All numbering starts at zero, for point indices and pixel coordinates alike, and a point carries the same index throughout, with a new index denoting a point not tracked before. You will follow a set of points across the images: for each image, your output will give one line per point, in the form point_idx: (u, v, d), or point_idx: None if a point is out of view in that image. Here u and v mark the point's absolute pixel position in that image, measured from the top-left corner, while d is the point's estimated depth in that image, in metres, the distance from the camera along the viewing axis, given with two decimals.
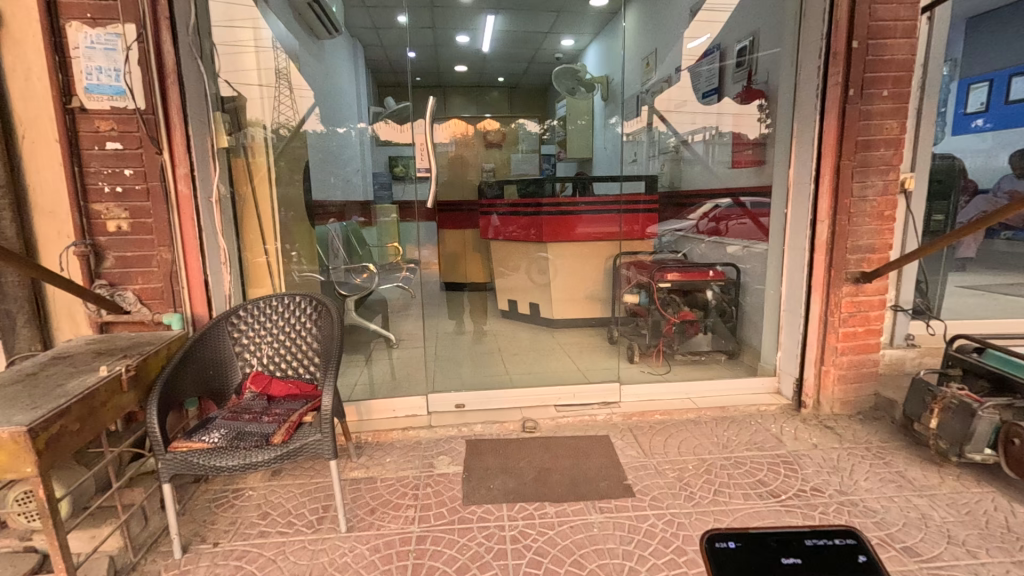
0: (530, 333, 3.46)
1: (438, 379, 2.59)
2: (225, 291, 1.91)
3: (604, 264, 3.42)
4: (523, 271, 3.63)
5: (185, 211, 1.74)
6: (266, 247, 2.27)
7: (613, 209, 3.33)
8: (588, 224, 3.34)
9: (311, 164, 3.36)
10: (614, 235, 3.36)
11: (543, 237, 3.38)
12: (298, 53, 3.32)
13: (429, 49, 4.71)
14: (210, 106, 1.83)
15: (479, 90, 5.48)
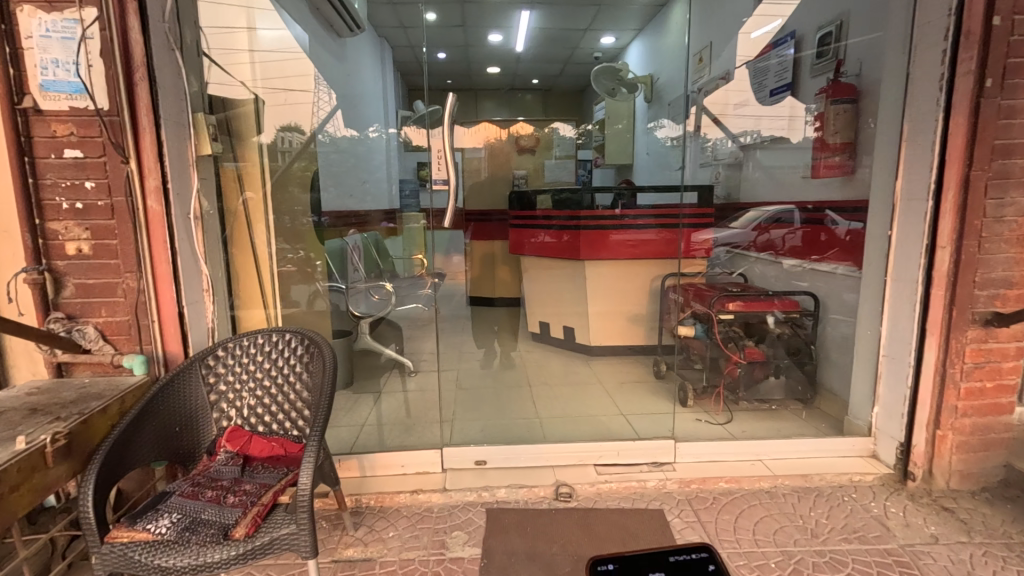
0: (563, 362, 3.09)
1: (458, 420, 2.24)
2: (207, 323, 1.64)
3: (650, 286, 3.02)
4: (557, 291, 3.27)
5: (156, 231, 1.46)
6: (262, 268, 1.98)
7: (660, 223, 2.94)
8: (631, 239, 2.95)
9: (327, 173, 3.08)
10: (660, 253, 2.97)
11: (580, 254, 3.00)
12: (315, 52, 3.06)
13: (459, 50, 4.41)
14: (191, 106, 1.55)
15: (512, 93, 5.15)
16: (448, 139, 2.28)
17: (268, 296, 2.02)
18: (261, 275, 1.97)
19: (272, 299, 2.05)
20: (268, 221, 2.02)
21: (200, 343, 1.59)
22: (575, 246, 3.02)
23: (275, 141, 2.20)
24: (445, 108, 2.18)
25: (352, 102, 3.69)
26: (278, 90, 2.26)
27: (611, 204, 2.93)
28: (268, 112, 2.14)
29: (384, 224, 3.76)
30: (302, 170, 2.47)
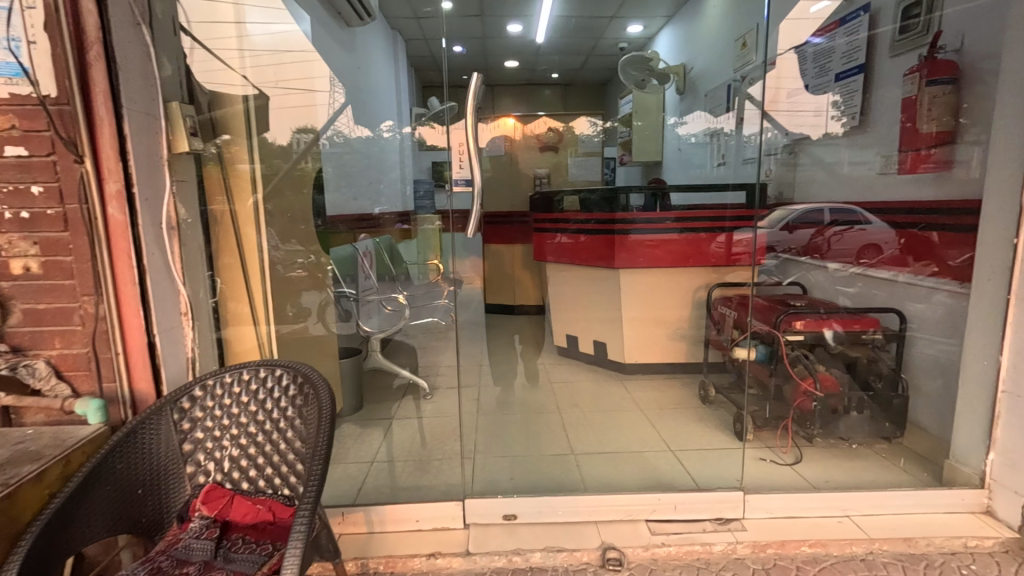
0: (594, 382, 2.79)
1: (480, 457, 1.95)
2: (185, 352, 1.38)
3: (693, 297, 2.72)
4: (587, 302, 2.97)
5: (118, 245, 1.20)
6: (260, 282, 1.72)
7: (701, 230, 2.64)
8: (673, 245, 2.65)
9: (335, 175, 2.81)
10: (705, 262, 2.66)
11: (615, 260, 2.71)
12: (322, 43, 2.79)
13: (476, 42, 4.05)
14: (162, 94, 1.28)
15: (531, 88, 4.74)
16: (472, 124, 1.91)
17: (265, 314, 1.75)
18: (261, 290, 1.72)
19: (274, 317, 1.81)
20: (268, 230, 1.76)
21: (175, 377, 1.33)
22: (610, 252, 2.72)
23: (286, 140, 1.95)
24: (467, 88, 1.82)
25: (362, 98, 3.42)
26: (285, 82, 2.01)
27: (646, 205, 2.64)
28: (274, 106, 1.90)
29: (398, 223, 3.56)
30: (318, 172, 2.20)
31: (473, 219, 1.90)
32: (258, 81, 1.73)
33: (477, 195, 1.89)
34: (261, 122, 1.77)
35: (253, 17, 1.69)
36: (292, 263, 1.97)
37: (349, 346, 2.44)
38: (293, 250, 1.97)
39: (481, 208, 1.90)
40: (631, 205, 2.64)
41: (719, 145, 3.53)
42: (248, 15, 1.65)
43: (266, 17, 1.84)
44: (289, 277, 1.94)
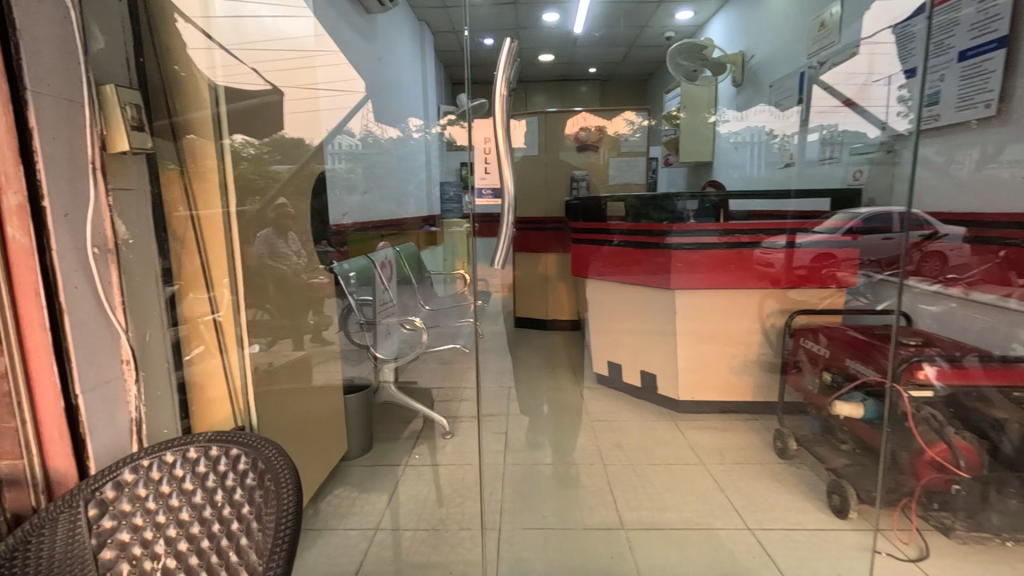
0: (640, 420, 2.38)
1: (507, 537, 1.58)
2: (127, 411, 1.06)
3: (762, 324, 2.28)
4: (633, 326, 2.55)
5: (20, 278, 0.88)
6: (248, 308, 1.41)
7: (745, 243, 2.23)
8: (728, 262, 2.25)
9: (353, 178, 2.52)
10: (767, 284, 2.25)
11: (662, 278, 2.34)
12: (335, 30, 2.44)
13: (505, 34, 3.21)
14: (92, 74, 0.96)
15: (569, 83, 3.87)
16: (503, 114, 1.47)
17: (257, 338, 1.46)
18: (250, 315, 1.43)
19: (265, 344, 1.49)
20: (275, 239, 1.56)
21: (109, 447, 1.01)
22: (654, 265, 2.37)
23: (272, 140, 1.57)
24: (507, 67, 1.41)
25: (381, 93, 3.09)
26: (281, 69, 1.65)
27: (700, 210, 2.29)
28: (274, 98, 1.60)
29: (425, 225, 3.40)
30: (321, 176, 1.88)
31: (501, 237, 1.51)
32: (229, 45, 1.33)
33: (506, 207, 1.52)
34: (242, 123, 1.40)
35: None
36: (287, 287, 1.62)
37: (355, 377, 2.10)
38: (306, 264, 1.73)
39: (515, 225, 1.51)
40: (682, 212, 2.29)
41: (773, 143, 3.16)
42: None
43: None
44: (283, 304, 1.60)
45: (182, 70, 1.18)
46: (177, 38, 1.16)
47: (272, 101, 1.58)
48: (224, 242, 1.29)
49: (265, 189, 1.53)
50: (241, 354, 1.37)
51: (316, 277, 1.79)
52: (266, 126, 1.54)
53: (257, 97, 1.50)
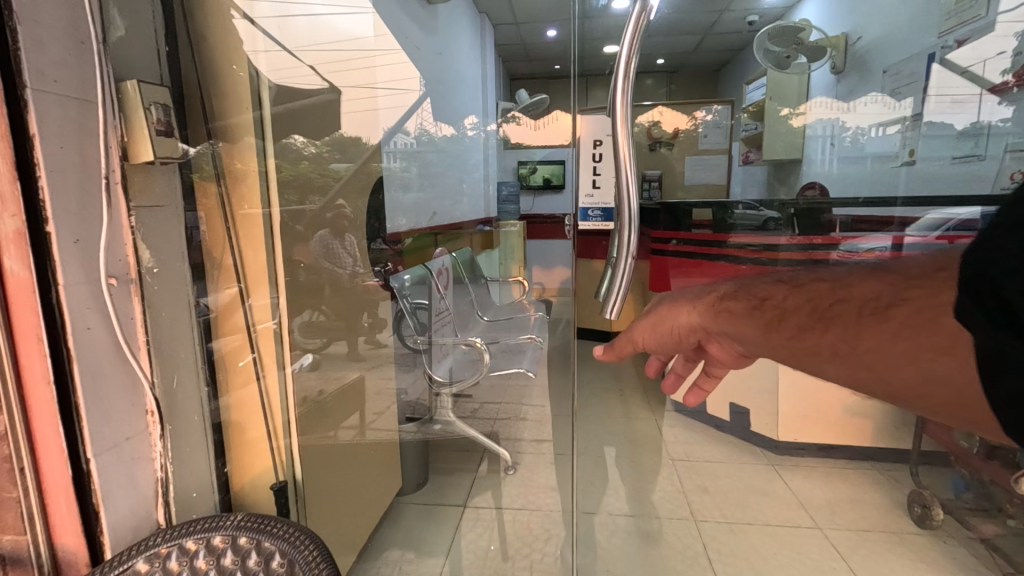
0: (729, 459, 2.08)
1: None
2: (151, 469, 0.88)
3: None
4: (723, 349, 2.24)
5: (21, 320, 0.72)
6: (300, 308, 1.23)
7: (819, 243, 2.14)
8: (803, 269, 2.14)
9: (410, 184, 2.35)
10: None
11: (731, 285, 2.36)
12: (394, 22, 2.24)
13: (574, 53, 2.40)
14: (107, 68, 0.78)
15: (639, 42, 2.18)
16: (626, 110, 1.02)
17: (308, 344, 1.27)
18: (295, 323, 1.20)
19: (319, 346, 1.32)
20: (330, 239, 1.36)
21: (127, 514, 0.84)
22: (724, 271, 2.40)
23: (330, 139, 1.38)
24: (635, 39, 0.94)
25: (441, 90, 2.89)
26: (338, 67, 1.47)
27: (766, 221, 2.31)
28: (331, 100, 1.41)
29: (481, 224, 3.22)
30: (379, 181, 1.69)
31: (619, 278, 1.01)
32: (288, 44, 1.17)
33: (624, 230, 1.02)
34: (303, 124, 1.25)
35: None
36: (341, 311, 1.43)
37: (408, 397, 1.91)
38: (365, 270, 1.54)
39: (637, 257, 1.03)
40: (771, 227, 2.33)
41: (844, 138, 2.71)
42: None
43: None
44: (341, 308, 1.42)
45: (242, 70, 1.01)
46: (231, 35, 0.99)
47: (329, 104, 1.41)
48: (264, 247, 1.08)
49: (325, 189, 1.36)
50: (282, 379, 1.16)
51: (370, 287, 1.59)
52: (323, 125, 1.35)
53: (313, 98, 1.31)
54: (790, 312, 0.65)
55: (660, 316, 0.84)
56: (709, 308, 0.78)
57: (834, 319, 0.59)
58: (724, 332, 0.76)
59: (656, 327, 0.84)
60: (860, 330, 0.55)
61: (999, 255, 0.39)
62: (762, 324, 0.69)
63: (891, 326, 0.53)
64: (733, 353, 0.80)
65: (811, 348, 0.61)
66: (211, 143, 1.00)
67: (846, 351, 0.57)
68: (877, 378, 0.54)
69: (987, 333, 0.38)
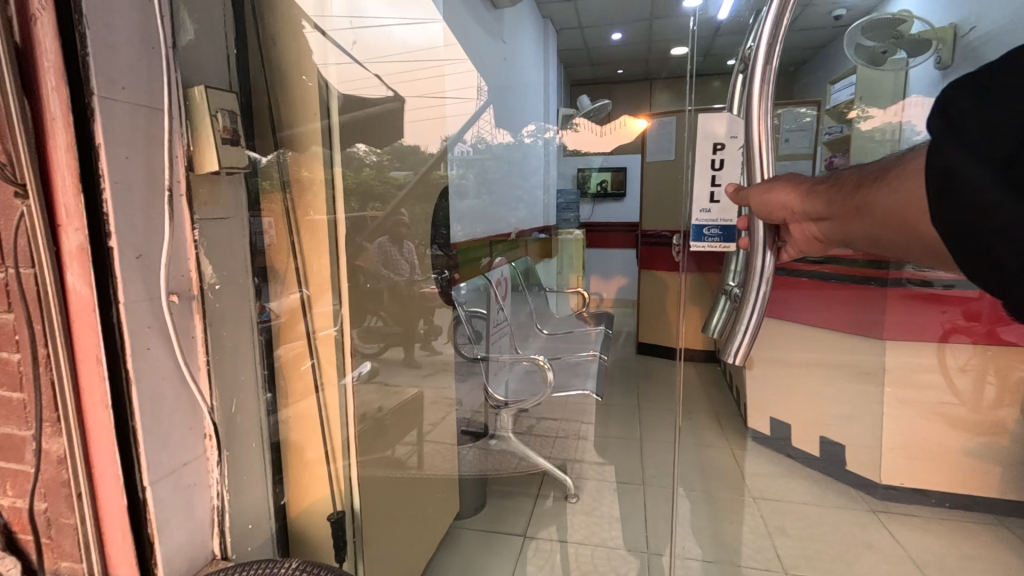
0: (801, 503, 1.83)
1: None
2: (207, 496, 0.84)
3: (976, 379, 1.67)
4: (811, 375, 2.01)
5: (83, 339, 0.69)
6: (363, 312, 1.17)
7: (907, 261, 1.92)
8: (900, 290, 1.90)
9: (471, 193, 2.29)
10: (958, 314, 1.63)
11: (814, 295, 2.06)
12: (461, 27, 2.18)
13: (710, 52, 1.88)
14: (175, 74, 0.74)
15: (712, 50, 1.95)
16: (761, 121, 0.87)
17: (366, 349, 1.20)
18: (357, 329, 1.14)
19: (375, 351, 1.25)
20: (389, 245, 1.30)
21: (183, 544, 0.80)
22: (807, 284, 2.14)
23: (390, 147, 1.32)
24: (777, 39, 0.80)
25: (505, 95, 2.79)
26: (407, 75, 1.42)
27: None
28: (400, 110, 1.37)
29: (537, 232, 3.14)
30: (444, 191, 1.63)
31: (748, 313, 0.87)
32: (360, 56, 1.13)
33: (754, 251, 0.85)
34: (368, 133, 1.20)
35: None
36: (401, 315, 1.37)
37: (465, 406, 1.79)
38: (423, 275, 1.47)
39: (771, 285, 0.87)
40: None
41: None
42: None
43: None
44: (398, 313, 1.36)
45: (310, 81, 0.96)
46: (300, 42, 0.93)
47: (397, 114, 1.36)
48: (328, 246, 1.00)
49: (391, 195, 1.31)
50: (341, 391, 1.08)
51: (425, 293, 1.51)
52: (384, 132, 1.29)
53: (380, 106, 1.26)
54: (862, 178, 0.62)
55: (758, 187, 0.79)
56: (808, 187, 0.72)
57: (881, 174, 0.57)
58: (804, 212, 0.72)
59: (741, 198, 0.82)
60: (889, 181, 0.55)
61: (970, 89, 0.47)
62: (831, 196, 0.66)
63: (898, 178, 0.53)
64: (813, 238, 0.74)
65: (855, 207, 0.60)
66: (280, 152, 0.95)
67: (873, 207, 0.56)
68: (896, 228, 0.55)
69: (944, 142, 0.47)
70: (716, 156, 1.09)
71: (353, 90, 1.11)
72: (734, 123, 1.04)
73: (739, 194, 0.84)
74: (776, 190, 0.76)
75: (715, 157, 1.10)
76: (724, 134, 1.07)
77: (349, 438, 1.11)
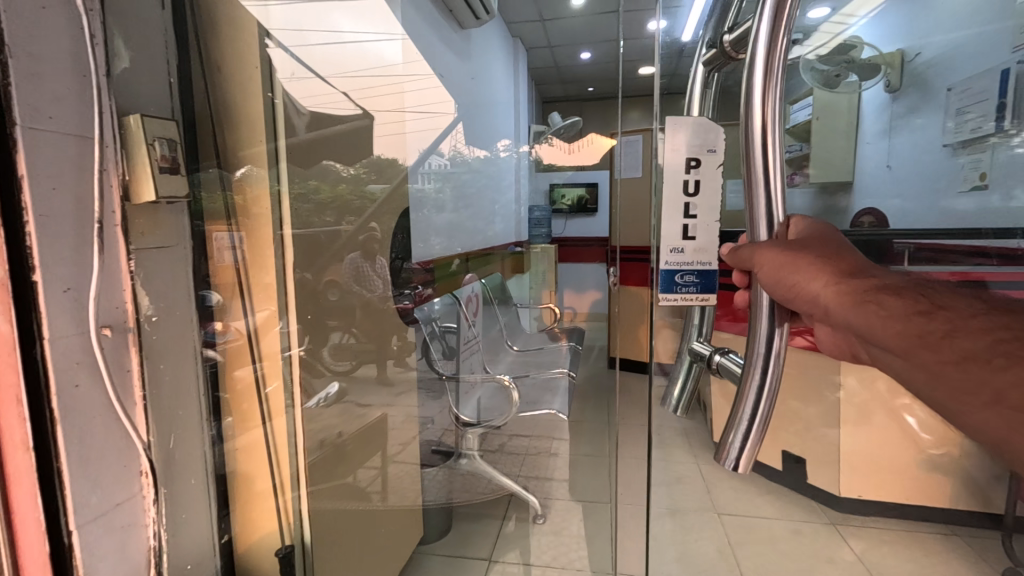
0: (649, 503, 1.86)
1: None
2: (144, 537, 0.80)
3: None
4: None
5: (2, 380, 0.66)
6: (328, 332, 1.18)
7: None
8: None
9: (444, 207, 2.32)
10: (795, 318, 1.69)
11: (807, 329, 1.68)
12: (430, 48, 2.23)
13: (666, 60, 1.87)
14: (108, 104, 0.72)
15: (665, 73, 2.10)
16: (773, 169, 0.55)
17: (336, 367, 1.21)
18: (319, 349, 1.14)
19: (347, 369, 1.26)
20: (361, 261, 1.29)
21: None
22: None
23: (367, 160, 1.36)
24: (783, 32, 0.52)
25: (476, 113, 2.82)
26: (371, 93, 1.43)
27: None
28: (369, 127, 1.38)
29: (510, 247, 3.22)
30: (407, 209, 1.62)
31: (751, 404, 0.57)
32: (320, 71, 1.14)
33: (757, 317, 0.59)
34: (339, 149, 1.22)
35: (327, 17, 1.19)
36: (370, 334, 1.35)
37: (433, 426, 1.77)
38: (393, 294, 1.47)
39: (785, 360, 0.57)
40: None
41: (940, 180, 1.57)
42: (321, 17, 1.15)
43: (349, 14, 1.34)
44: (371, 328, 1.35)
45: (269, 98, 0.95)
46: (252, 68, 0.92)
47: (367, 129, 1.38)
48: (273, 267, 0.99)
49: (363, 207, 1.32)
50: (291, 421, 1.06)
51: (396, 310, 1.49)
52: (355, 148, 1.30)
53: (349, 122, 1.27)
54: (968, 334, 0.49)
55: (788, 264, 0.55)
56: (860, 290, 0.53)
57: None
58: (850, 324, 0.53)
59: (750, 255, 0.58)
60: None
61: None
62: (915, 331, 0.50)
63: None
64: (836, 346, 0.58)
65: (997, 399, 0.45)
66: (247, 168, 0.95)
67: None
68: None
69: None
70: (689, 177, 0.75)
71: (313, 105, 1.11)
72: (712, 134, 0.75)
73: (744, 250, 0.59)
74: (809, 272, 0.55)
75: (689, 179, 0.75)
76: (701, 150, 0.74)
77: (298, 468, 1.08)
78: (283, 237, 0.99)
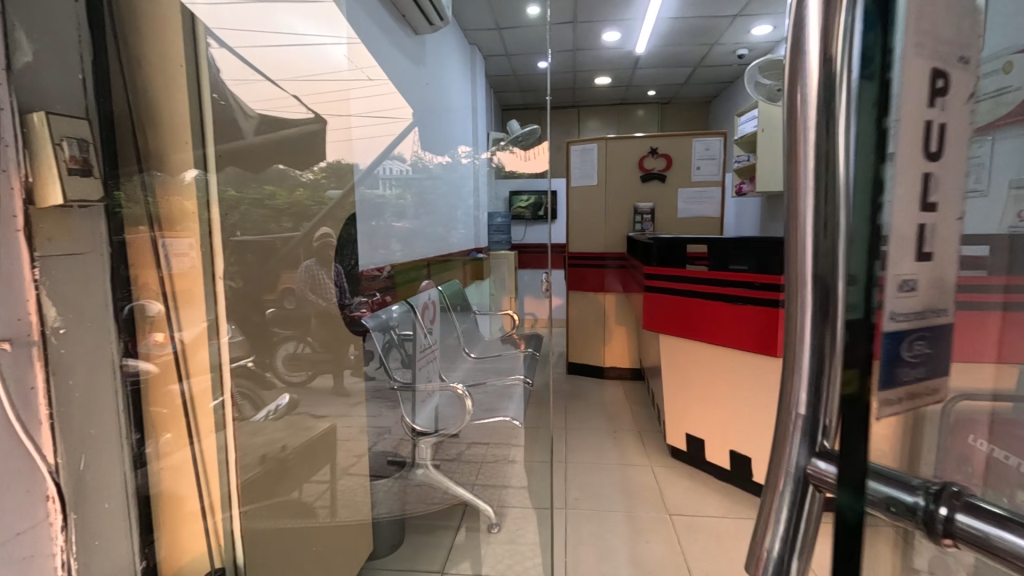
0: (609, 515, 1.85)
1: None
2: (50, 566, 0.74)
3: None
4: (699, 389, 2.15)
5: None
6: (277, 343, 1.13)
7: None
8: None
9: (400, 212, 2.29)
10: None
11: None
12: (384, 53, 2.22)
13: None
14: (9, 100, 0.68)
15: None
16: None
17: (292, 378, 1.19)
18: (266, 362, 1.09)
19: (303, 380, 1.22)
20: (317, 269, 1.25)
21: None
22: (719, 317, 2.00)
23: (325, 164, 1.33)
24: None
25: (431, 120, 2.79)
26: (321, 96, 1.40)
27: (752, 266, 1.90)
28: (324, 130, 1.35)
29: (470, 253, 3.22)
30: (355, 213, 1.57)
31: None
32: (271, 74, 1.12)
33: None
34: (295, 155, 1.18)
35: (272, 19, 1.16)
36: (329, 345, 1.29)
37: (387, 437, 1.72)
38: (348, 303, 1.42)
39: None
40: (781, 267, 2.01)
41: None
42: (265, 18, 1.12)
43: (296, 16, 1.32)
44: (330, 337, 1.29)
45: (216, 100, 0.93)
46: (179, 66, 0.87)
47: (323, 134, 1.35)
48: (202, 275, 0.93)
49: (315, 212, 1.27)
50: (221, 443, 0.99)
51: (351, 321, 1.43)
52: (311, 152, 1.26)
53: (302, 127, 1.23)
54: None
55: None
56: None
57: None
58: None
59: None
60: None
61: None
62: None
63: None
64: None
65: None
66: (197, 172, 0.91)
67: None
68: None
69: None
70: (935, 115, 0.34)
71: (262, 109, 1.08)
72: (963, 30, 0.36)
73: None
74: None
75: (932, 122, 0.34)
76: (952, 54, 0.35)
77: (230, 489, 1.02)
78: (213, 243, 0.93)
